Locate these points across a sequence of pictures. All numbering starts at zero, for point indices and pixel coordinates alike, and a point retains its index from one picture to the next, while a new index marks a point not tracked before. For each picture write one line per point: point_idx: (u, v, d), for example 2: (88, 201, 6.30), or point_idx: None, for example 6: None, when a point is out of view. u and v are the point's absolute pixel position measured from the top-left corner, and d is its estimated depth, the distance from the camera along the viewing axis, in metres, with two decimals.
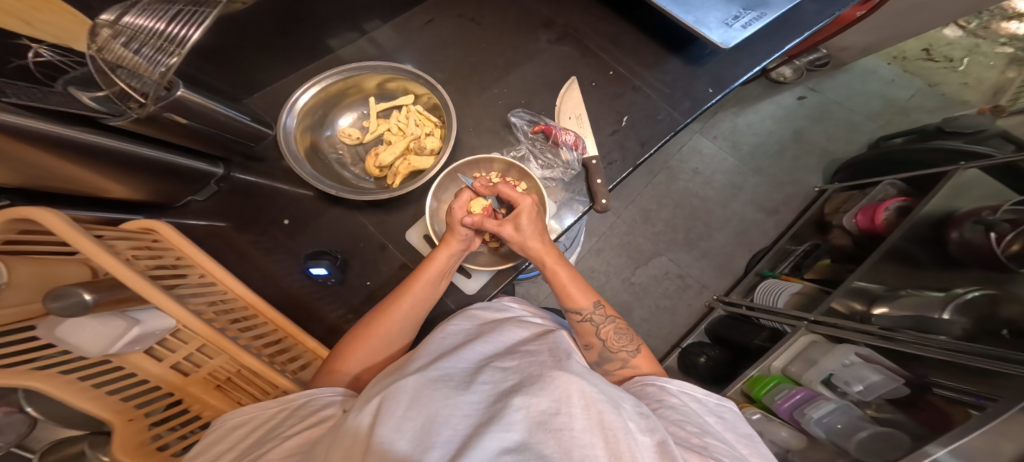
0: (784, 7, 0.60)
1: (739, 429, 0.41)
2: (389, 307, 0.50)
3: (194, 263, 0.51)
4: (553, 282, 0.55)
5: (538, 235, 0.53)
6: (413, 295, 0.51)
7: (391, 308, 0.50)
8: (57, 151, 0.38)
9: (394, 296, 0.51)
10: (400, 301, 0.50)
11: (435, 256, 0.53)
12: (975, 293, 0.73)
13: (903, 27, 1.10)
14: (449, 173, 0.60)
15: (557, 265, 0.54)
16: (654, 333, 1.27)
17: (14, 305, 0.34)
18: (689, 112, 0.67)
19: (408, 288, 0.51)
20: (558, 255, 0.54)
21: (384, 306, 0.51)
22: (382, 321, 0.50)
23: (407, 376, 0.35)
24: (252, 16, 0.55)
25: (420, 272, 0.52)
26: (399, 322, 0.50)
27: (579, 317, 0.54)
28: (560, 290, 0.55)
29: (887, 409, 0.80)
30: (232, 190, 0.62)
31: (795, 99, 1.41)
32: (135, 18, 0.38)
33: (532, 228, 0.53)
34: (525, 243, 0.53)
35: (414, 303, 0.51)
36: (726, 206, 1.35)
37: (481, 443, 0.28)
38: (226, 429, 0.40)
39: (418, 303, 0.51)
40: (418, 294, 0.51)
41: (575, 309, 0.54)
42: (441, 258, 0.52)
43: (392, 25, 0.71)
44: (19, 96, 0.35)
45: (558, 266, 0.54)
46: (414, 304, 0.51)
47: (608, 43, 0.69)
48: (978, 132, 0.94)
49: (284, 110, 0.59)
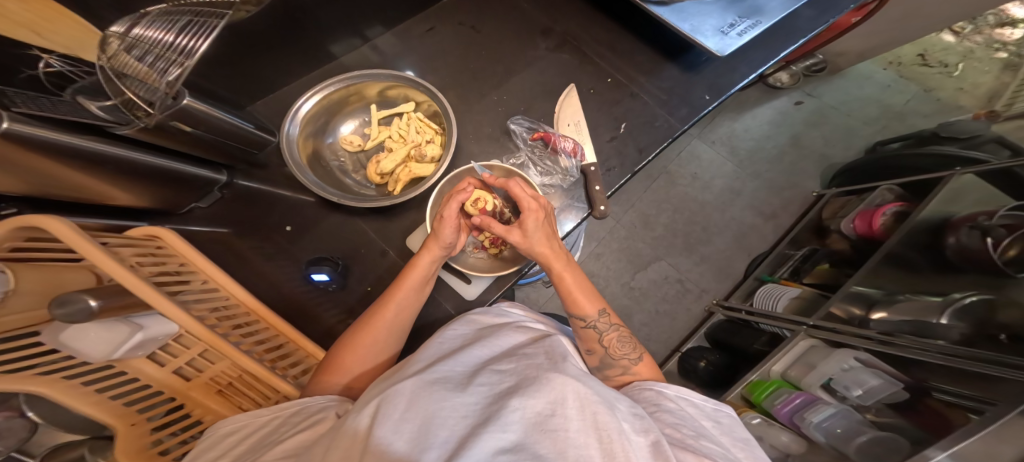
0: (779, 15, 0.61)
1: (736, 433, 0.41)
2: (373, 316, 0.51)
3: (197, 269, 0.51)
4: (559, 287, 0.56)
5: (548, 240, 0.53)
6: (398, 299, 0.51)
7: (373, 318, 0.50)
8: (69, 163, 0.39)
9: (378, 304, 0.51)
10: (382, 309, 0.51)
11: (417, 261, 0.53)
12: (972, 298, 0.73)
13: (899, 32, 1.12)
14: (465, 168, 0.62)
15: (565, 271, 0.55)
16: (654, 337, 1.27)
17: (23, 311, 0.35)
18: (686, 118, 0.67)
19: (392, 295, 0.51)
20: (567, 260, 0.55)
21: (369, 315, 0.51)
22: (375, 326, 0.50)
23: (406, 379, 0.35)
24: (257, 26, 0.56)
25: (402, 278, 0.52)
26: (384, 331, 0.50)
27: (583, 323, 0.54)
28: (564, 293, 0.55)
29: (886, 414, 0.79)
30: (235, 197, 0.63)
31: (792, 103, 1.42)
32: (145, 31, 0.40)
33: (541, 230, 0.53)
34: (532, 247, 0.53)
35: (398, 311, 0.51)
36: (725, 210, 1.35)
37: (477, 443, 0.28)
38: (217, 437, 0.40)
39: (403, 310, 0.51)
40: (402, 301, 0.51)
41: (579, 315, 0.54)
42: (421, 263, 0.53)
43: (393, 33, 0.72)
44: (28, 105, 0.35)
45: (565, 272, 0.55)
46: (397, 311, 0.51)
47: (605, 50, 0.70)
48: (973, 138, 0.96)
49: (287, 118, 0.59)
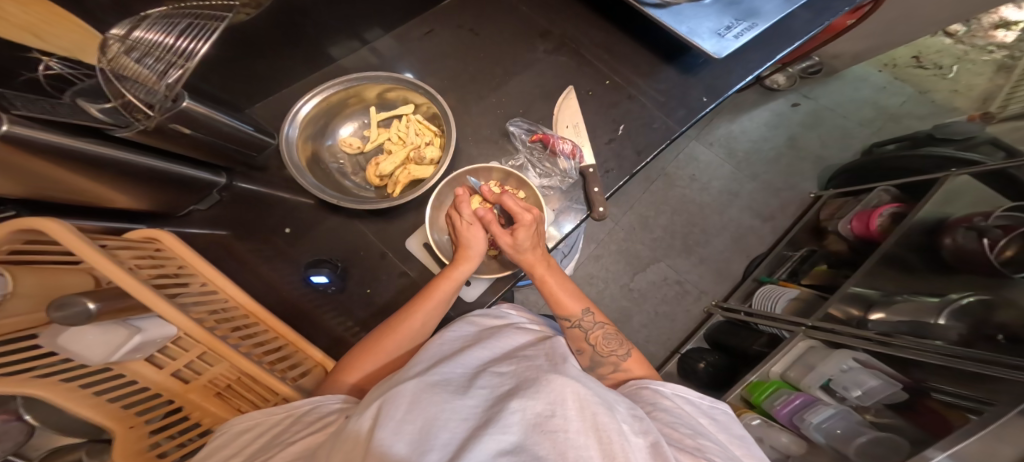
0: (775, 18, 0.62)
1: (732, 430, 0.41)
2: (399, 323, 0.50)
3: (196, 272, 0.51)
4: (542, 289, 0.56)
5: (532, 249, 0.54)
6: (426, 310, 0.51)
7: (398, 325, 0.50)
8: (67, 164, 0.39)
9: (404, 313, 0.51)
10: (410, 317, 0.50)
11: (451, 273, 0.53)
12: (971, 299, 0.73)
13: (893, 35, 1.13)
14: (461, 173, 0.61)
15: (547, 274, 0.56)
16: (653, 339, 1.27)
17: (19, 314, 0.35)
18: (683, 120, 0.68)
19: (418, 306, 0.51)
20: (549, 265, 0.56)
21: (393, 322, 0.51)
22: (400, 333, 0.50)
23: (407, 381, 0.36)
24: (257, 30, 0.56)
25: (433, 289, 0.52)
26: (407, 337, 0.50)
27: (568, 323, 0.54)
28: (548, 295, 0.56)
29: (886, 415, 0.80)
30: (233, 199, 0.63)
31: (789, 105, 1.42)
32: (145, 33, 0.42)
33: (528, 243, 0.54)
34: (519, 255, 0.54)
35: (426, 320, 0.51)
36: (724, 212, 1.36)
37: (478, 445, 0.28)
38: (233, 433, 0.40)
39: (430, 319, 0.51)
40: (429, 313, 0.51)
41: (565, 315, 0.55)
42: (457, 276, 0.53)
43: (392, 35, 0.72)
44: (27, 108, 0.36)
45: (548, 275, 0.55)
46: (425, 320, 0.51)
47: (603, 52, 0.71)
48: (968, 139, 0.96)
49: (286, 120, 0.59)
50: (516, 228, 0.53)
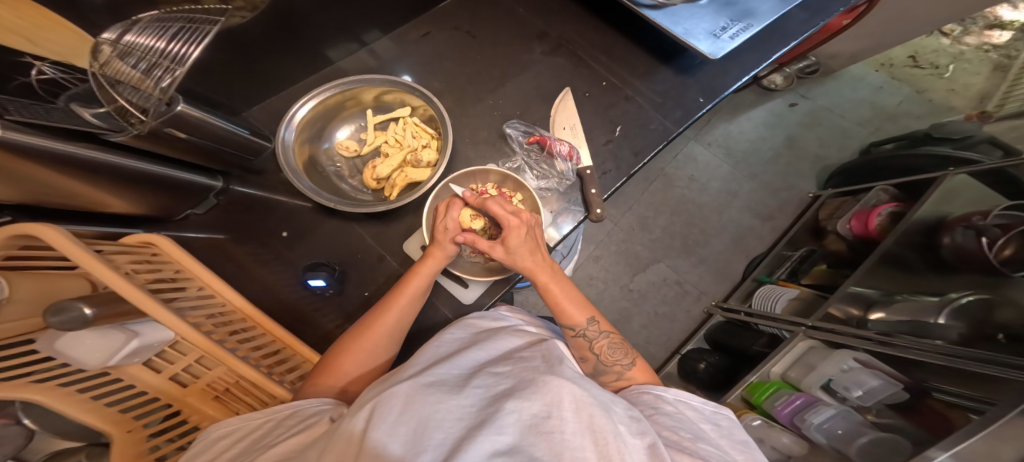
0: (770, 18, 0.62)
1: (735, 436, 0.41)
2: (374, 321, 0.50)
3: (194, 276, 0.51)
4: (546, 297, 0.55)
5: (530, 254, 0.53)
6: (400, 307, 0.51)
7: (374, 323, 0.50)
8: (62, 169, 0.39)
9: (378, 311, 0.51)
10: (385, 315, 0.51)
11: (422, 268, 0.53)
12: (970, 298, 0.73)
13: (890, 34, 1.13)
14: (444, 184, 0.61)
15: (551, 281, 0.54)
16: (653, 340, 1.27)
17: (17, 319, 0.35)
18: (681, 120, 0.68)
19: (391, 304, 0.51)
20: (553, 271, 0.55)
21: (369, 320, 0.51)
22: (377, 331, 0.50)
23: (401, 382, 0.35)
24: (252, 32, 0.56)
25: (406, 284, 0.52)
26: (384, 336, 0.50)
27: (572, 332, 0.53)
28: (553, 303, 0.55)
29: (886, 415, 0.79)
30: (232, 203, 0.63)
31: (787, 105, 1.43)
32: (136, 37, 0.43)
33: (524, 247, 0.53)
34: (516, 262, 0.53)
35: (400, 316, 0.51)
36: (723, 212, 1.36)
37: (472, 446, 0.28)
38: (210, 440, 0.40)
39: (404, 317, 0.52)
40: (403, 310, 0.51)
41: (569, 324, 0.54)
42: (426, 270, 0.53)
43: (389, 38, 0.72)
44: (21, 112, 0.35)
45: (551, 282, 0.54)
46: (400, 317, 0.51)
47: (600, 53, 0.71)
48: (966, 138, 0.96)
49: (282, 124, 0.60)
50: (506, 235, 0.53)
